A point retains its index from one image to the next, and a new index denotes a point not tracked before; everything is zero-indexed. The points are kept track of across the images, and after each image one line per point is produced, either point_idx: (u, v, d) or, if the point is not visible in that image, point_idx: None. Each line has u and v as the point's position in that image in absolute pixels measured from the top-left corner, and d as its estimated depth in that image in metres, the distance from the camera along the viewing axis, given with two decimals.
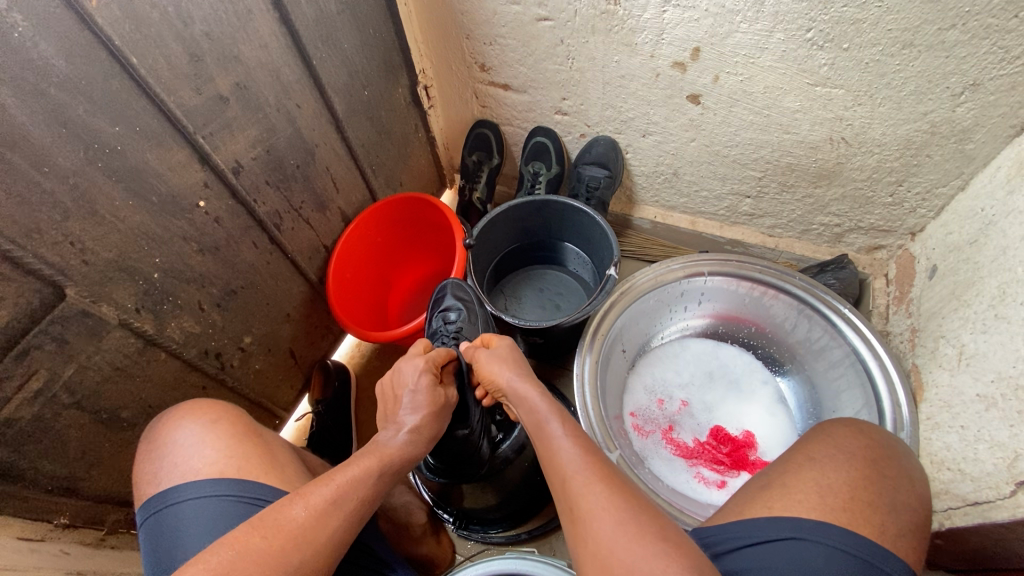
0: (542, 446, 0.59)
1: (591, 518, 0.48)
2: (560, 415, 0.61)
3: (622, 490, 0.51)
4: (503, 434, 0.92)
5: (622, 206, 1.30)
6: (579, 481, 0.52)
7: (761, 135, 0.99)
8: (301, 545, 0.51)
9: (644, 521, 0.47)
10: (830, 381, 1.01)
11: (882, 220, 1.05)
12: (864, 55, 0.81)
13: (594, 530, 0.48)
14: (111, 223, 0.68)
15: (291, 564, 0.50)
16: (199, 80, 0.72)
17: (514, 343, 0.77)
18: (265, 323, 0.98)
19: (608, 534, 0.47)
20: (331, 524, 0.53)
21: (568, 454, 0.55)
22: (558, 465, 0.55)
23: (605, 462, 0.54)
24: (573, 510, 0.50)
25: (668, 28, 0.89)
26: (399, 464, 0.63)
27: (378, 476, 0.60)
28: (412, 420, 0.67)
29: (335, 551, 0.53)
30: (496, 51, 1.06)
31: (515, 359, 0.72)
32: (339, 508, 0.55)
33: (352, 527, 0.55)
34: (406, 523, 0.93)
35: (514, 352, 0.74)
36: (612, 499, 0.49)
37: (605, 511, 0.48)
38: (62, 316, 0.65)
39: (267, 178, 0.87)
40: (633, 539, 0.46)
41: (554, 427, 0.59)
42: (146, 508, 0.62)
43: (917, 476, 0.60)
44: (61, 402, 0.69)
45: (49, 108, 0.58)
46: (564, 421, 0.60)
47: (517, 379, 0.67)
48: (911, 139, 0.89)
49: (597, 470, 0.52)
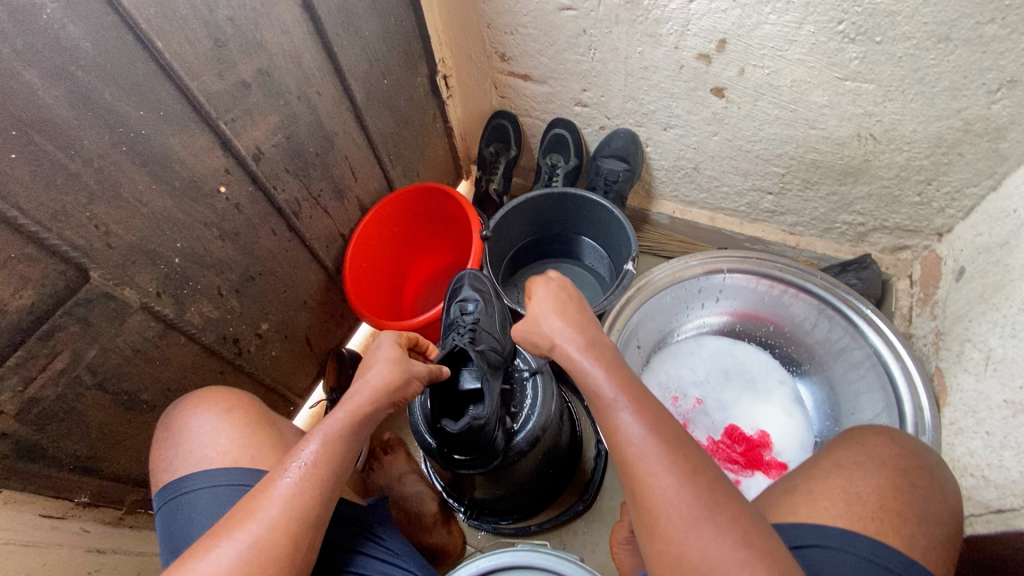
0: (598, 412, 0.56)
1: (663, 514, 0.48)
2: (620, 377, 0.56)
3: (700, 479, 0.49)
4: (518, 425, 0.88)
5: (641, 201, 1.28)
6: (645, 472, 0.49)
7: (786, 130, 0.97)
8: (262, 529, 0.51)
9: (721, 522, 0.46)
10: (849, 383, 0.99)
11: (908, 219, 1.02)
12: (897, 49, 0.79)
13: (675, 530, 0.47)
14: (134, 207, 0.68)
15: (260, 549, 0.50)
16: (222, 65, 0.72)
17: (554, 285, 0.67)
18: (282, 310, 0.98)
19: (681, 536, 0.46)
20: (288, 503, 0.52)
21: (635, 439, 0.51)
22: (621, 446, 0.52)
23: (687, 461, 0.50)
24: (643, 504, 0.49)
25: (693, 19, 0.87)
26: (349, 429, 0.58)
27: (332, 444, 0.57)
28: (374, 379, 0.62)
29: (307, 525, 0.53)
30: (517, 40, 1.05)
31: (566, 301, 0.66)
32: (296, 483, 0.53)
33: (319, 496, 0.54)
34: (416, 512, 0.97)
35: (567, 307, 0.65)
36: (685, 498, 0.47)
37: (675, 508, 0.47)
38: (86, 299, 0.66)
39: (287, 166, 0.87)
40: (710, 540, 0.45)
41: (615, 400, 0.54)
42: (163, 495, 0.62)
43: (951, 489, 0.58)
44: (84, 382, 0.70)
45: (76, 91, 0.58)
46: (637, 407, 0.53)
47: (570, 343, 0.60)
48: (942, 136, 0.87)
49: (671, 462, 0.49)
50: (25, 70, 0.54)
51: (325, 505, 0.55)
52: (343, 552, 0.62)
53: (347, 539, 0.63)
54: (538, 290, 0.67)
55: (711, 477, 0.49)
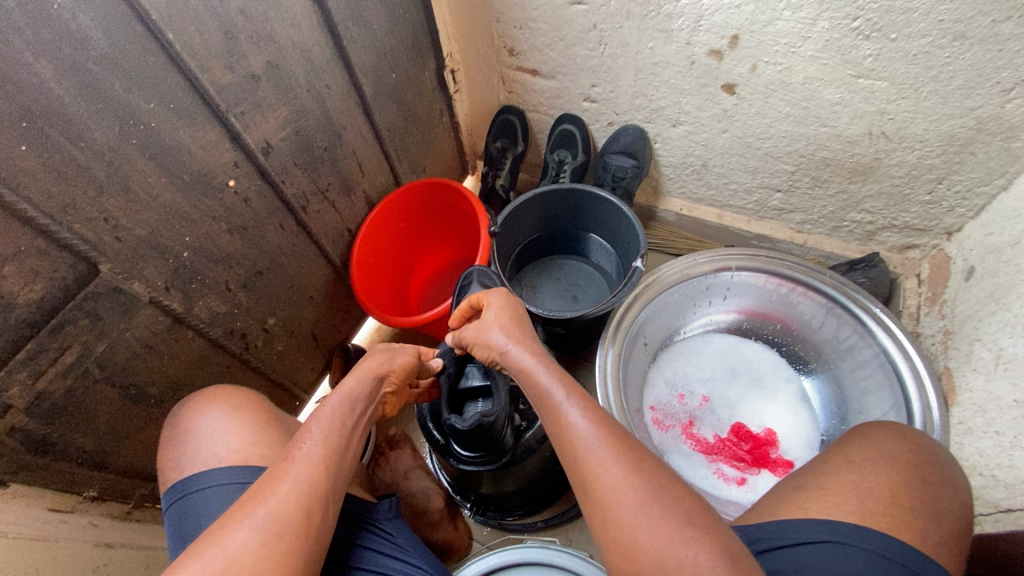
0: (544, 408, 0.56)
1: (612, 501, 0.47)
2: (562, 374, 0.57)
3: (645, 465, 0.49)
4: (526, 422, 0.88)
5: (648, 197, 1.27)
6: (592, 461, 0.49)
7: (797, 127, 0.97)
8: (276, 508, 0.50)
9: (668, 504, 0.46)
10: (856, 382, 0.99)
11: (918, 218, 1.02)
12: (912, 46, 0.78)
13: (624, 515, 0.46)
14: (144, 201, 0.68)
15: (279, 527, 0.49)
16: (233, 58, 0.71)
17: (506, 297, 0.70)
18: (289, 305, 0.98)
19: (630, 521, 0.46)
20: (301, 480, 0.52)
21: (580, 431, 0.51)
22: (566, 441, 0.52)
23: (629, 447, 0.50)
24: (591, 493, 0.49)
25: (706, 14, 0.87)
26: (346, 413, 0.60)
27: (333, 426, 0.57)
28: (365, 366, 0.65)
29: (322, 501, 0.52)
30: (526, 35, 1.04)
31: (509, 314, 0.67)
32: (307, 461, 0.53)
33: (330, 473, 0.54)
34: (424, 509, 0.96)
35: (511, 313, 0.67)
36: (633, 484, 0.47)
37: (623, 494, 0.47)
38: (95, 292, 0.66)
39: (295, 160, 0.87)
40: (658, 522, 0.45)
41: (558, 394, 0.55)
42: (171, 494, 0.62)
43: (962, 484, 0.58)
44: (92, 376, 0.70)
45: (86, 83, 0.58)
46: (578, 399, 0.54)
47: (512, 348, 0.61)
48: (954, 135, 0.86)
49: (614, 448, 0.50)
50: (36, 60, 0.53)
51: (338, 483, 0.55)
52: (346, 547, 0.61)
53: (351, 534, 0.62)
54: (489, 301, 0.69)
55: (654, 463, 0.50)
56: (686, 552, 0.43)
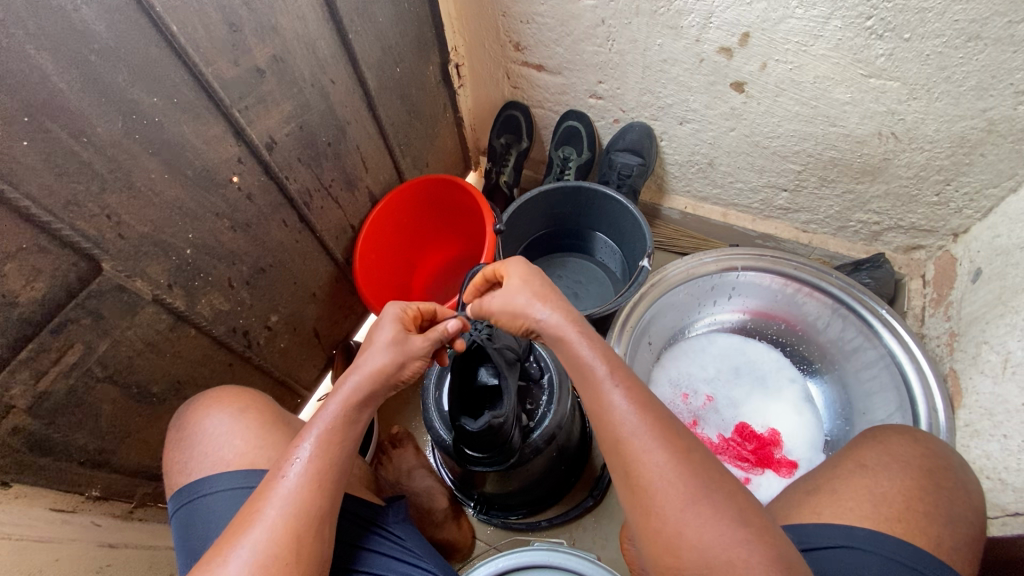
0: (586, 389, 0.54)
1: (658, 493, 0.47)
2: (605, 352, 0.55)
3: (693, 457, 0.48)
4: (534, 422, 0.87)
5: (652, 195, 1.27)
6: (638, 447, 0.49)
7: (805, 127, 0.96)
8: (262, 538, 0.49)
9: (717, 500, 0.46)
10: (861, 382, 0.99)
11: (925, 219, 1.02)
12: (926, 46, 0.78)
13: (671, 507, 0.46)
14: (147, 197, 0.66)
15: (270, 554, 0.49)
16: (237, 51, 0.69)
17: (527, 264, 0.64)
18: (291, 302, 0.96)
19: (678, 516, 0.46)
20: (288, 505, 0.51)
21: (625, 415, 0.50)
22: (611, 424, 0.51)
23: (677, 435, 0.50)
24: (635, 480, 0.48)
25: (716, 11, 0.86)
26: (344, 421, 0.56)
27: (329, 438, 0.55)
28: (368, 364, 0.59)
29: (314, 525, 0.51)
30: (533, 30, 1.03)
31: (541, 279, 0.63)
32: (296, 483, 0.52)
33: (321, 492, 0.53)
34: (427, 509, 0.96)
35: (539, 278, 0.63)
36: (682, 476, 0.47)
37: (672, 486, 0.47)
38: (98, 291, 0.65)
39: (299, 155, 0.85)
40: (708, 519, 0.45)
41: (601, 371, 0.53)
42: (178, 498, 0.61)
43: (975, 489, 0.58)
44: (94, 375, 0.69)
45: (89, 76, 0.56)
46: (625, 382, 0.53)
47: (549, 316, 0.58)
48: (964, 136, 0.86)
49: (662, 437, 0.49)
50: (38, 52, 0.52)
51: (330, 502, 0.53)
52: (353, 551, 0.60)
53: (357, 537, 0.61)
54: (511, 271, 0.63)
55: (702, 453, 0.49)
56: (739, 552, 0.44)
